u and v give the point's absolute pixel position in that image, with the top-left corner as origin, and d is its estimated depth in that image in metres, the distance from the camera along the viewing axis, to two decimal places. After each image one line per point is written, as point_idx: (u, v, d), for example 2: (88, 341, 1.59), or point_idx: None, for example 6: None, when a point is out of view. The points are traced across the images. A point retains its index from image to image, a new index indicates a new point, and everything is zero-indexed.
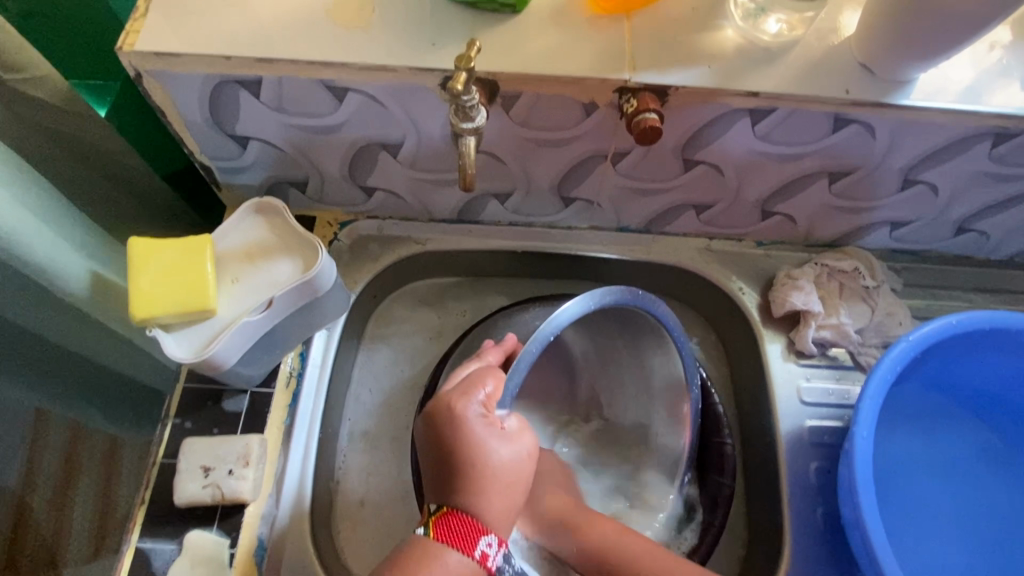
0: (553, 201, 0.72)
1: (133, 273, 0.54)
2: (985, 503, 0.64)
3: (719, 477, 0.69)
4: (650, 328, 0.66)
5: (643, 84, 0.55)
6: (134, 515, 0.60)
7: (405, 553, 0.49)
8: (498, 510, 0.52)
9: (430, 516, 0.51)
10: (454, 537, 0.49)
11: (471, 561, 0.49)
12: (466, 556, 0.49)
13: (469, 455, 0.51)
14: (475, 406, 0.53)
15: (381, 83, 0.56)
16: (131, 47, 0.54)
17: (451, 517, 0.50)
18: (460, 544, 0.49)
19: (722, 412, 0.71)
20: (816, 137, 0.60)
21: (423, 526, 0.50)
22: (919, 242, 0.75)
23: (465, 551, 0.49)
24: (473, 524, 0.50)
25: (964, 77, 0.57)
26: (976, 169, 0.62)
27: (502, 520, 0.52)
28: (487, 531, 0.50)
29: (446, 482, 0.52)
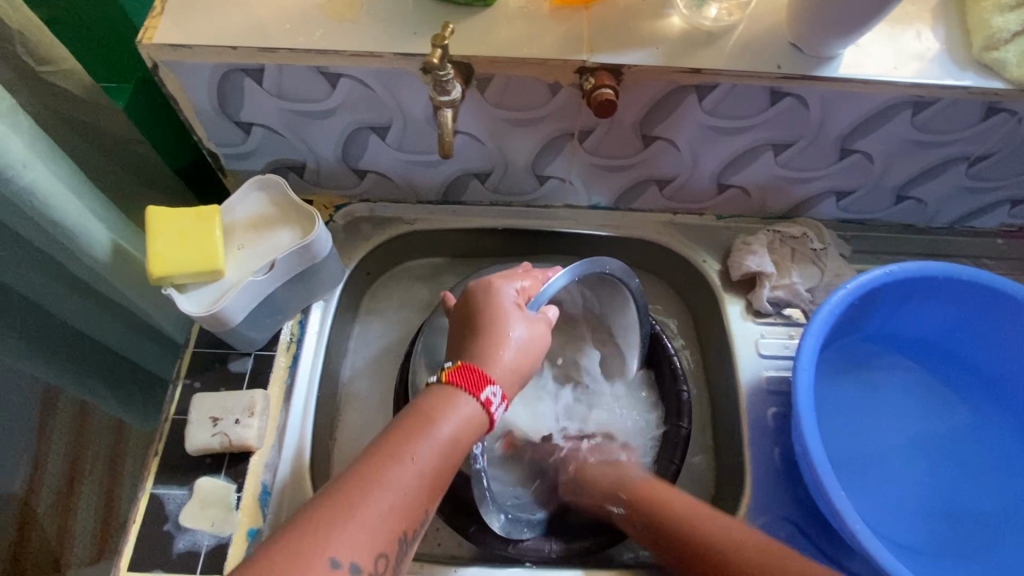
0: (529, 180, 0.79)
1: (151, 236, 0.60)
2: (925, 435, 0.70)
3: (677, 421, 0.75)
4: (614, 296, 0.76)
5: (600, 64, 0.62)
6: (148, 466, 0.66)
7: (424, 393, 0.55)
8: (506, 369, 0.57)
9: (446, 366, 0.56)
10: (467, 378, 0.55)
11: (475, 406, 0.54)
12: (473, 396, 0.54)
13: (496, 319, 0.58)
14: (510, 288, 0.62)
15: (370, 69, 0.63)
16: (150, 40, 0.61)
17: (465, 368, 0.55)
18: (470, 388, 0.54)
19: (677, 365, 0.78)
20: (757, 111, 0.67)
21: (439, 376, 0.56)
22: (864, 211, 0.82)
23: (472, 394, 0.54)
24: (484, 372, 0.55)
25: (881, 53, 0.65)
26: (903, 137, 0.70)
27: (508, 380, 0.57)
28: (494, 382, 0.55)
29: (465, 341, 0.58)
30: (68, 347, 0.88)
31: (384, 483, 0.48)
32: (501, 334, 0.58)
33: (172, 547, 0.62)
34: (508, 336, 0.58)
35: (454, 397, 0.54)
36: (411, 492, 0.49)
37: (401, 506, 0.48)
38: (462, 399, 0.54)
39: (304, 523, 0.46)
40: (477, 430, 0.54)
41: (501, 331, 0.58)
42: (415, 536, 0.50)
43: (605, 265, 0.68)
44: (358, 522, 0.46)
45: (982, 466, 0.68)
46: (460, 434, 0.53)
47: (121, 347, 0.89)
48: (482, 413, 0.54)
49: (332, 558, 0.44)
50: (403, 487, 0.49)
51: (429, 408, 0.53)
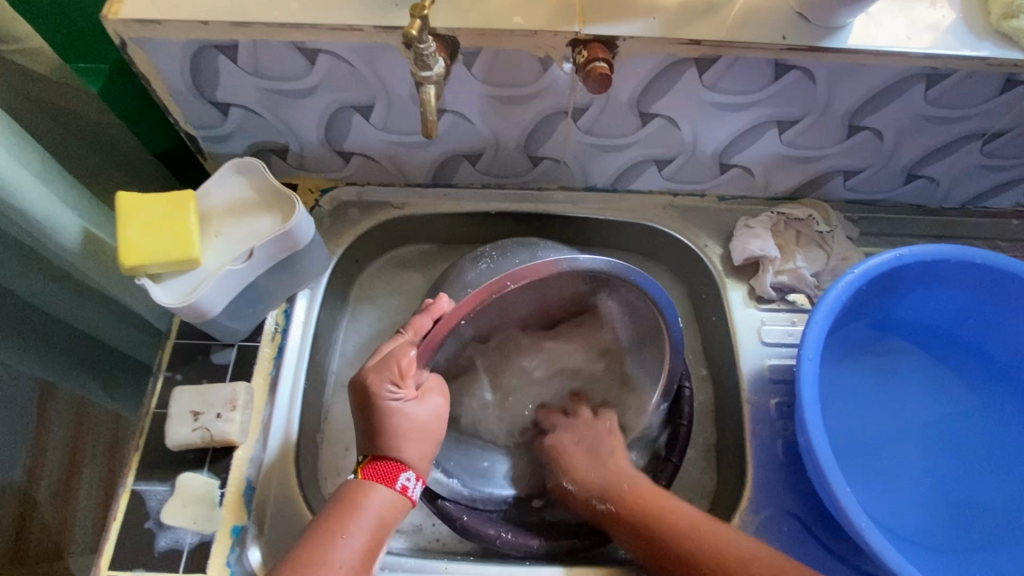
0: (521, 161, 0.76)
1: (120, 224, 0.58)
2: (937, 429, 0.67)
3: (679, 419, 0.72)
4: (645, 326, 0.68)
5: (593, 36, 0.58)
6: (128, 462, 0.64)
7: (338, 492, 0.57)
8: (421, 455, 0.59)
9: (358, 464, 0.58)
10: (379, 474, 0.57)
11: (392, 495, 0.57)
12: (388, 488, 0.57)
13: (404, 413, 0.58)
14: (383, 382, 0.58)
15: (350, 44, 0.60)
16: (115, 15, 0.58)
17: (375, 463, 0.57)
18: (382, 480, 0.57)
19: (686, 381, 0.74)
20: (761, 85, 0.64)
21: (354, 472, 0.58)
22: (872, 191, 0.79)
23: (388, 486, 0.57)
24: (394, 462, 0.57)
25: (894, 22, 0.61)
26: (916, 112, 0.66)
27: (425, 461, 0.59)
28: (406, 467, 0.58)
29: (366, 441, 0.58)
30: (63, 340, 0.87)
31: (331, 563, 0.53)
32: (410, 428, 0.58)
33: (153, 544, 0.60)
34: (419, 421, 0.59)
35: (370, 493, 0.56)
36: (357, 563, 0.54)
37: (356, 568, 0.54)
38: (380, 491, 0.56)
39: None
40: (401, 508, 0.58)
41: (413, 423, 0.58)
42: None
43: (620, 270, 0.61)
44: None
45: (996, 460, 0.65)
46: (390, 511, 0.56)
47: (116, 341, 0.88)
48: (402, 498, 0.57)
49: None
50: (349, 559, 0.54)
51: (349, 502, 0.55)
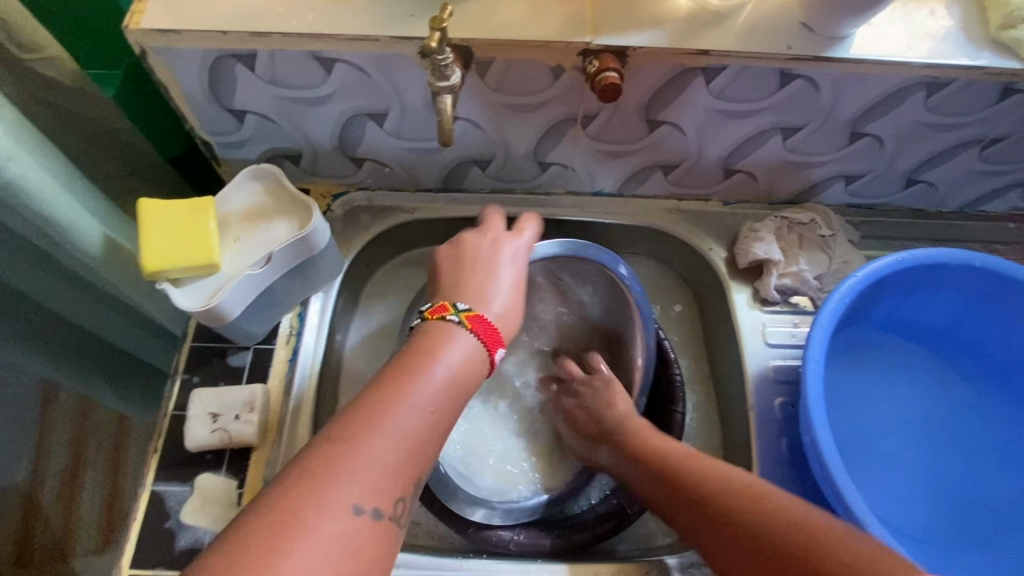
0: (530, 167, 0.78)
1: (143, 229, 0.59)
2: (939, 428, 0.69)
3: (672, 406, 0.76)
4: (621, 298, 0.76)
5: (604, 47, 0.60)
6: (148, 463, 0.65)
7: (416, 336, 0.53)
8: (501, 321, 0.57)
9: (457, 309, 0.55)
10: (478, 325, 0.54)
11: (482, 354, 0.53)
12: (480, 342, 0.53)
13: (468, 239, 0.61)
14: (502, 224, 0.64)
15: (366, 54, 0.61)
16: (137, 25, 0.59)
17: (477, 319, 0.55)
18: (487, 343, 0.54)
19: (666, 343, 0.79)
20: (766, 94, 0.65)
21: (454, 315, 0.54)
22: (872, 195, 0.80)
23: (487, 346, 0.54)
24: (493, 325, 0.55)
25: (896, 33, 0.62)
26: (916, 119, 0.68)
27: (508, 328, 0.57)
28: (501, 342, 0.55)
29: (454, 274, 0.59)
30: (79, 342, 0.90)
31: (388, 440, 0.44)
32: (482, 277, 0.59)
33: (174, 544, 0.61)
34: (495, 266, 0.60)
35: (455, 335, 0.53)
36: (421, 436, 0.46)
37: (413, 448, 0.45)
38: (465, 335, 0.53)
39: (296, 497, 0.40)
40: (475, 378, 0.53)
41: (478, 284, 0.58)
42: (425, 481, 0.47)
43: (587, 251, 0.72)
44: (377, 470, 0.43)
45: (994, 455, 0.68)
46: (465, 372, 0.51)
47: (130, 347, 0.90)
48: (484, 358, 0.54)
49: (347, 505, 0.41)
50: (412, 432, 0.46)
51: (430, 346, 0.51)
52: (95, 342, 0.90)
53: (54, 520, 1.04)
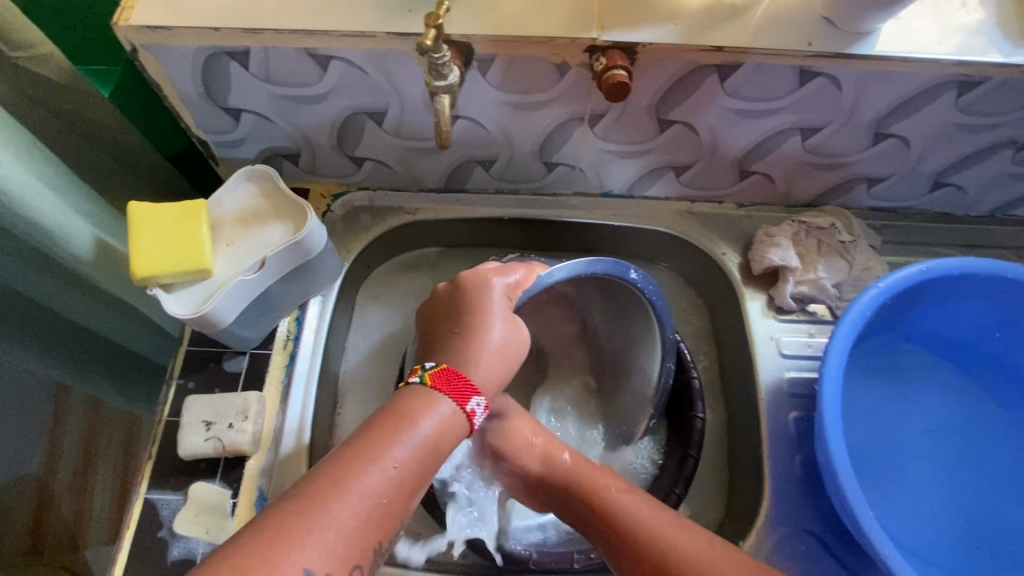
0: (536, 168, 0.75)
1: (132, 235, 0.57)
2: (964, 447, 0.66)
3: (693, 412, 0.73)
4: (637, 313, 0.69)
5: (611, 43, 0.57)
6: (141, 470, 0.64)
7: (390, 401, 0.52)
8: (488, 376, 0.55)
9: (427, 368, 0.54)
10: (450, 387, 0.53)
11: (458, 417, 0.52)
12: (458, 406, 0.52)
13: (462, 284, 0.58)
14: (501, 283, 0.58)
15: (362, 51, 0.58)
16: (126, 22, 0.57)
17: (451, 375, 0.53)
18: (456, 399, 0.52)
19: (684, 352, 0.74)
20: (784, 92, 0.62)
21: (419, 376, 0.54)
22: (897, 199, 0.76)
23: (458, 404, 0.52)
24: (469, 380, 0.54)
25: (927, 27, 0.58)
26: (945, 119, 0.64)
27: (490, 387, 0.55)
28: (479, 393, 0.54)
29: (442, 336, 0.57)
30: (85, 349, 0.88)
31: (346, 501, 0.45)
32: (476, 326, 0.56)
33: (166, 554, 0.60)
34: (488, 312, 0.56)
35: (433, 399, 0.52)
36: (388, 499, 0.47)
37: (376, 514, 0.46)
38: (441, 402, 0.52)
39: (247, 556, 0.41)
40: (455, 437, 0.52)
41: (474, 335, 0.55)
42: (389, 543, 0.48)
43: (594, 267, 0.61)
44: (332, 531, 0.44)
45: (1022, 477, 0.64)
46: (444, 437, 0.51)
47: (136, 347, 0.91)
48: (462, 418, 0.53)
49: (304, 568, 0.42)
50: (380, 492, 0.47)
51: (406, 409, 0.51)
52: (100, 347, 0.89)
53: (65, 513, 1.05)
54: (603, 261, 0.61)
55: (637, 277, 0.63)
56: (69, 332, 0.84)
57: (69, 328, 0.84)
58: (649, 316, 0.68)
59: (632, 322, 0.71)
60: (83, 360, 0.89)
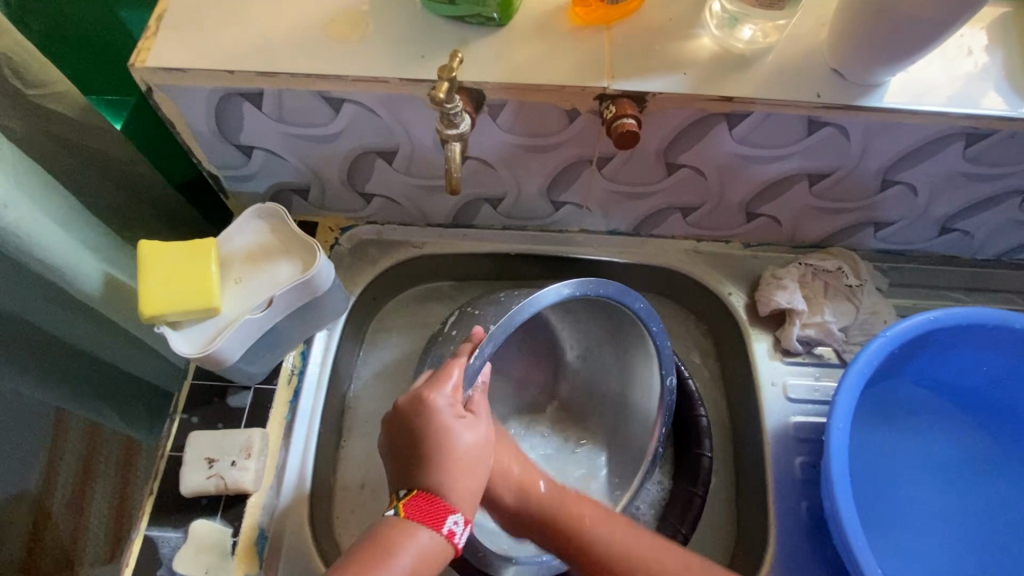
0: (543, 206, 0.75)
1: (142, 274, 0.57)
2: (973, 497, 0.65)
3: (699, 450, 0.72)
4: (635, 336, 0.70)
5: (621, 92, 0.57)
6: (142, 506, 0.63)
7: (366, 535, 0.52)
8: (463, 490, 0.54)
9: (400, 497, 0.53)
10: (423, 513, 0.52)
11: (438, 538, 0.52)
12: (434, 531, 0.52)
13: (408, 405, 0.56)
14: (444, 398, 0.56)
15: (375, 95, 0.59)
16: (143, 64, 0.58)
17: (421, 499, 0.53)
18: (430, 522, 0.52)
19: (690, 385, 0.75)
20: (792, 140, 0.62)
21: (395, 508, 0.53)
22: (904, 242, 0.76)
23: (435, 528, 0.52)
24: (443, 501, 0.53)
25: (934, 80, 0.59)
26: (953, 169, 0.64)
27: (469, 500, 0.54)
28: (455, 509, 0.53)
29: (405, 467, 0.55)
30: (90, 373, 0.88)
31: None
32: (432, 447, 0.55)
33: None
34: (443, 430, 0.55)
35: (411, 530, 0.52)
36: None
37: None
38: (419, 531, 0.52)
39: None
40: (441, 559, 0.52)
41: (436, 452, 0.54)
42: None
43: (590, 291, 0.62)
44: None
45: None
46: (425, 563, 0.51)
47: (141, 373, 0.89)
48: (446, 545, 0.53)
49: None
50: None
51: (384, 542, 0.51)
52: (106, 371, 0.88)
53: (63, 530, 1.05)
54: (596, 283, 0.63)
55: (576, 292, 0.61)
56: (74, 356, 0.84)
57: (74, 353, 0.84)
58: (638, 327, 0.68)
59: (631, 340, 0.71)
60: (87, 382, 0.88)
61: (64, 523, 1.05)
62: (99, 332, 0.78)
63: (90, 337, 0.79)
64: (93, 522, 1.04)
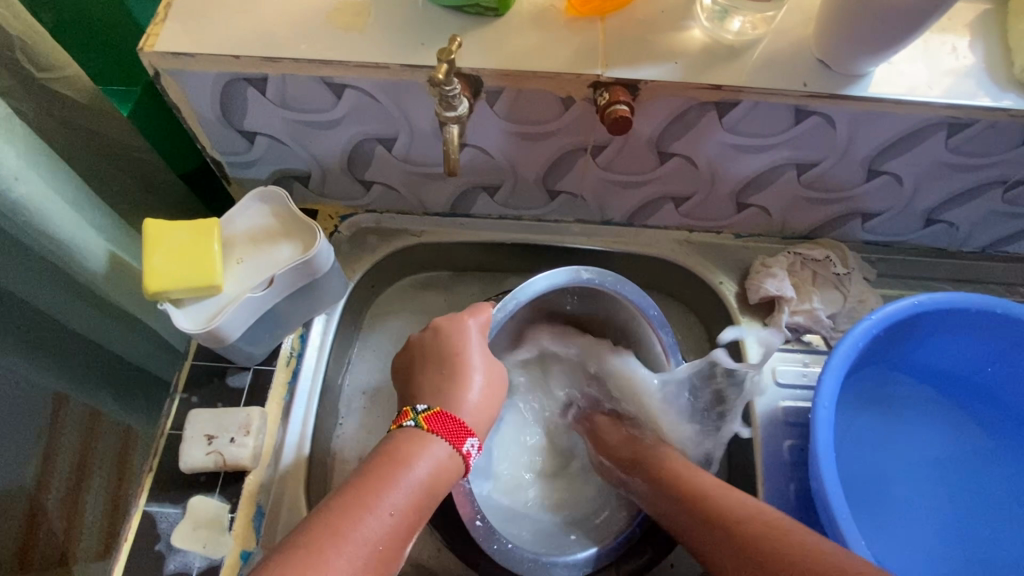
0: (539, 195, 0.77)
1: (147, 251, 0.59)
2: (957, 479, 0.66)
3: (694, 442, 0.74)
4: (627, 322, 0.76)
5: (614, 80, 0.59)
6: (141, 482, 0.64)
7: (385, 444, 0.55)
8: (476, 416, 0.59)
9: (420, 411, 0.56)
10: (445, 427, 0.56)
11: (454, 456, 0.55)
12: (456, 447, 0.55)
13: (441, 329, 0.62)
14: (476, 323, 0.63)
15: (376, 81, 0.61)
16: (151, 48, 0.59)
17: (444, 416, 0.56)
18: (452, 440, 0.55)
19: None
20: (780, 129, 0.64)
21: (413, 420, 0.56)
22: (891, 234, 0.78)
23: (454, 444, 0.55)
24: (462, 420, 0.57)
25: (916, 71, 0.61)
26: (936, 159, 0.66)
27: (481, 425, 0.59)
28: (472, 432, 0.57)
29: (426, 384, 0.60)
30: (90, 359, 0.89)
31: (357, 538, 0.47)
32: (457, 369, 0.60)
33: (163, 567, 0.60)
34: (469, 355, 0.61)
35: (429, 444, 0.54)
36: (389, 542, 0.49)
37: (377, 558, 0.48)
38: (438, 445, 0.55)
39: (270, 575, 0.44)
40: (450, 476, 0.55)
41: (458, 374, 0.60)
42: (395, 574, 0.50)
43: (590, 275, 0.69)
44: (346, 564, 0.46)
45: (1014, 508, 0.65)
46: (439, 474, 0.54)
47: (139, 359, 0.91)
48: (457, 462, 0.56)
49: None
50: (376, 541, 0.48)
51: (401, 452, 0.53)
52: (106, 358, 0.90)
53: (57, 525, 1.04)
54: (599, 272, 0.69)
55: (594, 277, 0.69)
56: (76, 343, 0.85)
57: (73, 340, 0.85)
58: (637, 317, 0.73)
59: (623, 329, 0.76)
60: (88, 369, 0.90)
61: (56, 517, 1.04)
62: (103, 319, 0.80)
63: (92, 323, 0.81)
64: (89, 512, 1.04)
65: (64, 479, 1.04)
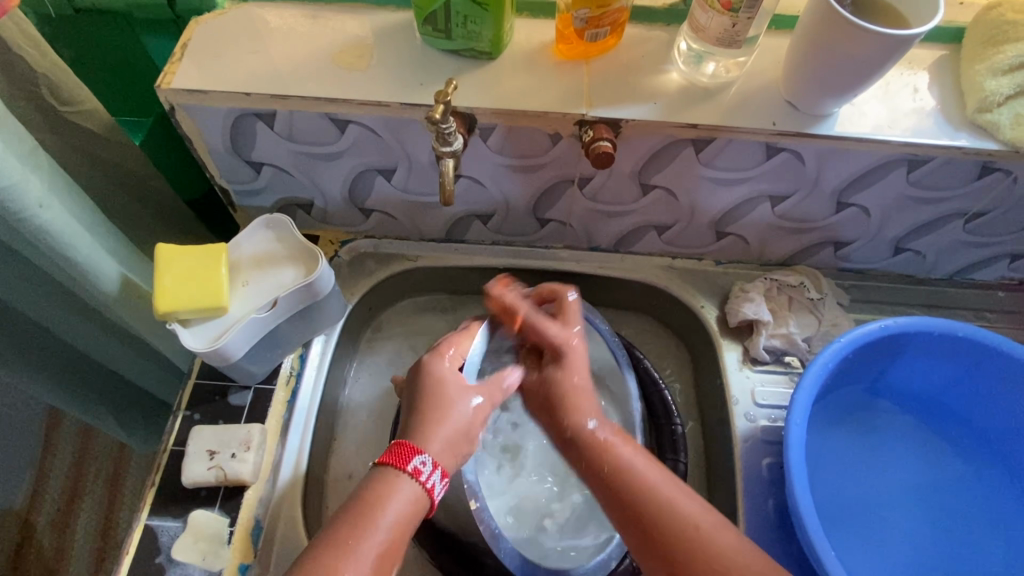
0: (530, 223, 0.81)
1: (158, 273, 0.62)
2: (927, 498, 0.69)
3: (673, 457, 0.76)
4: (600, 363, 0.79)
5: (598, 118, 0.64)
6: (143, 497, 0.67)
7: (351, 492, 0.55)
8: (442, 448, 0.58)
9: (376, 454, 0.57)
10: (394, 456, 0.56)
11: (411, 480, 0.55)
12: (403, 471, 0.55)
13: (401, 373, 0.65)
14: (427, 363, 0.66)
15: (378, 117, 0.66)
16: (168, 85, 0.64)
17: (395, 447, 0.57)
18: (397, 463, 0.55)
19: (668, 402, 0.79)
20: (753, 164, 0.69)
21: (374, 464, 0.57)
22: (863, 261, 0.83)
23: (402, 467, 0.55)
24: (412, 444, 0.57)
25: (877, 112, 0.66)
26: (900, 192, 0.71)
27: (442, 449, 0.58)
28: (422, 450, 0.56)
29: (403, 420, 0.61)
30: (94, 381, 0.91)
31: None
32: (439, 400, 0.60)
33: None
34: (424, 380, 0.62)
35: (385, 481, 0.55)
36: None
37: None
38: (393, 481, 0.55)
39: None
40: (417, 503, 0.55)
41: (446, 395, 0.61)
42: None
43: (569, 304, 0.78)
44: None
45: (981, 527, 0.68)
46: (401, 509, 0.53)
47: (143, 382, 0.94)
48: (417, 488, 0.55)
49: None
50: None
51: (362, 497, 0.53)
52: (110, 380, 0.93)
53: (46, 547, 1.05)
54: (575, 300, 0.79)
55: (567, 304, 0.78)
56: (80, 364, 0.88)
57: (78, 362, 0.88)
58: (594, 340, 0.79)
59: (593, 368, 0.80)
60: (91, 391, 0.92)
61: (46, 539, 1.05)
62: (110, 344, 0.83)
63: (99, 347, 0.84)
64: (79, 535, 1.05)
65: (59, 495, 1.07)
